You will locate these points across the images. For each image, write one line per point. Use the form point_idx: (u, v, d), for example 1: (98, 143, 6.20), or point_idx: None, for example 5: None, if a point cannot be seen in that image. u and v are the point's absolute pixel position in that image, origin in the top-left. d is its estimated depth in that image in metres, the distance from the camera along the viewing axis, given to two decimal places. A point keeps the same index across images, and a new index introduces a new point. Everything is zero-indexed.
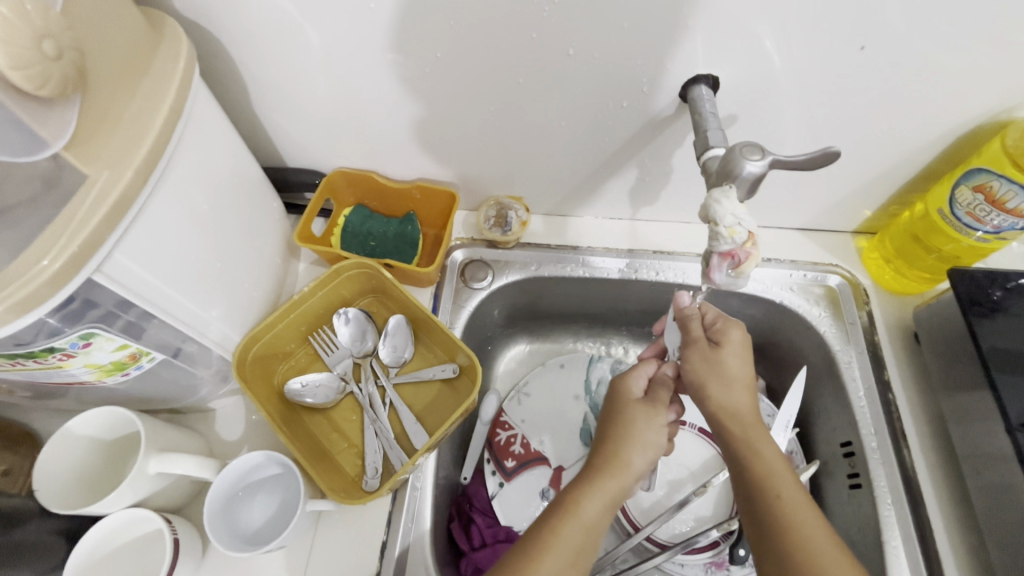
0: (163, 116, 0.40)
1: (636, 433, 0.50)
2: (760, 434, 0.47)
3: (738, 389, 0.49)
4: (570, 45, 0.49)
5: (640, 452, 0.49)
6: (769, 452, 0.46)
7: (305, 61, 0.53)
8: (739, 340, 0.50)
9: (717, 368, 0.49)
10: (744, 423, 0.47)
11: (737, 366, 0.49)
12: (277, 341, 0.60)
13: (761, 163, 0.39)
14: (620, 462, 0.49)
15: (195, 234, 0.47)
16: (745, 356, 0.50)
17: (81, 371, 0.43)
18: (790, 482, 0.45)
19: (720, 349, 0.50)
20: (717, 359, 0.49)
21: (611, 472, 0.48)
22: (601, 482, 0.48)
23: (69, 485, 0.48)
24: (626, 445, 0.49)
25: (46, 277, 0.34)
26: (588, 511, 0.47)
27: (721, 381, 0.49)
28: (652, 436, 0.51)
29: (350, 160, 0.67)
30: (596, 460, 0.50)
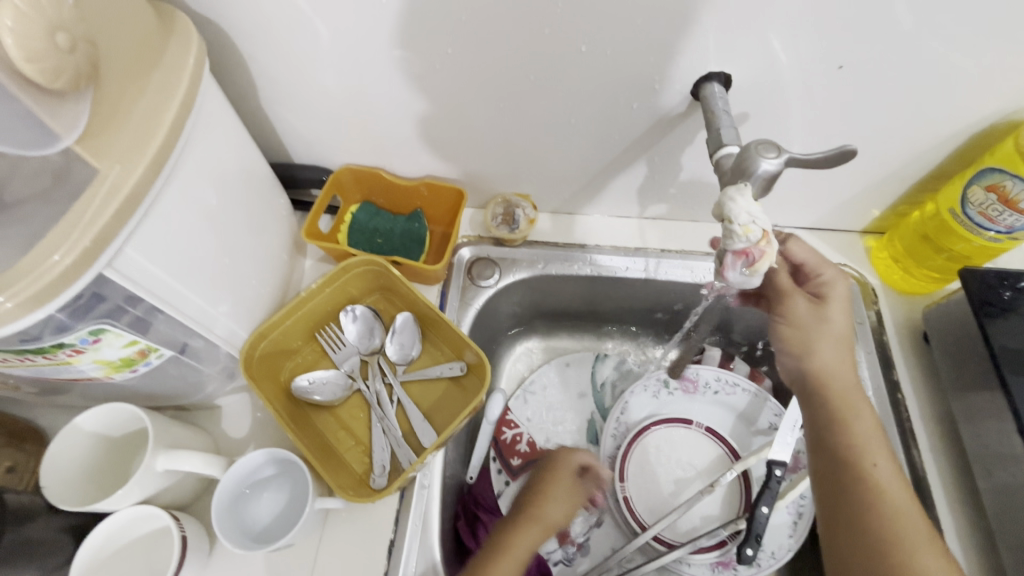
0: (173, 111, 0.40)
1: (545, 517, 0.57)
2: (858, 404, 0.49)
3: (844, 348, 0.50)
4: (582, 41, 0.49)
5: (527, 538, 0.55)
6: (865, 422, 0.49)
7: (314, 56, 0.53)
8: (843, 294, 0.52)
9: (824, 324, 0.50)
10: (840, 385, 0.49)
11: (841, 325, 0.51)
12: (284, 338, 0.59)
13: (776, 162, 0.39)
14: (515, 545, 0.54)
15: (204, 230, 0.46)
16: (846, 308, 0.51)
17: (89, 367, 0.43)
18: (882, 455, 0.48)
19: (833, 303, 0.51)
20: (825, 316, 0.51)
21: (510, 554, 0.53)
22: (504, 563, 0.52)
23: (74, 483, 0.48)
24: (527, 530, 0.56)
25: (57, 273, 0.34)
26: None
27: (826, 329, 0.50)
28: (533, 529, 0.56)
29: (357, 156, 0.67)
30: (497, 544, 0.54)
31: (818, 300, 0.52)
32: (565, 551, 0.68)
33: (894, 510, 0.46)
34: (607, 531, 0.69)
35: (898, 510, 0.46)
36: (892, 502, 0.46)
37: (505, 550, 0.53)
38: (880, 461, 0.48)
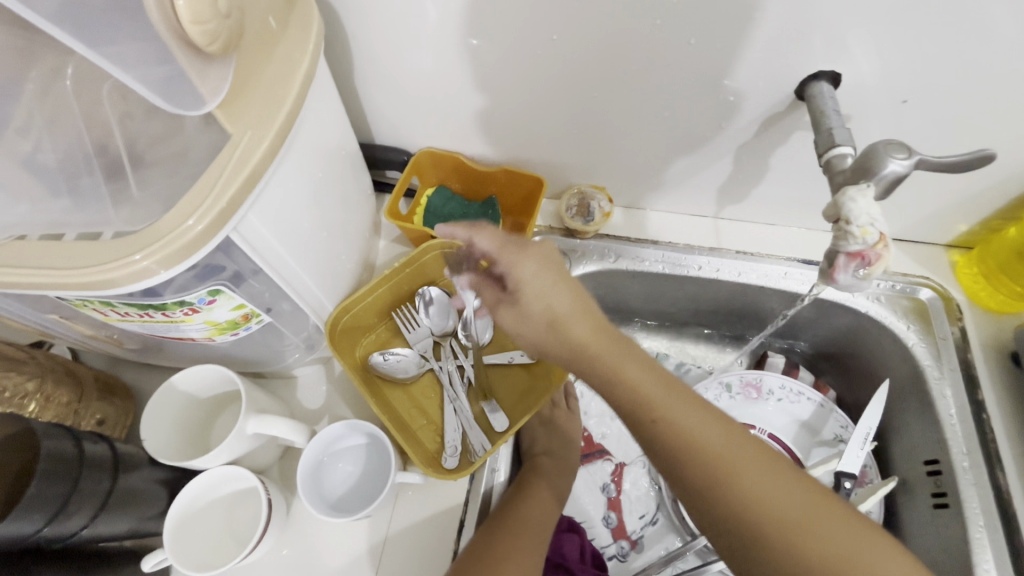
0: (298, 84, 0.41)
1: (559, 465, 0.62)
2: (626, 366, 0.40)
3: (572, 326, 0.41)
4: (691, 34, 0.48)
5: (556, 475, 0.60)
6: (689, 421, 0.38)
7: (415, 36, 0.53)
8: (539, 260, 0.44)
9: (518, 303, 0.43)
10: (608, 360, 0.40)
11: (561, 304, 0.42)
12: (364, 314, 0.60)
13: (906, 163, 0.38)
14: (538, 477, 0.58)
15: (309, 203, 0.47)
16: (554, 284, 0.43)
17: (198, 327, 0.44)
18: (743, 458, 0.38)
19: (527, 287, 0.43)
20: (523, 297, 0.43)
21: (539, 483, 0.57)
22: (533, 487, 0.56)
23: (171, 440, 0.50)
24: (546, 469, 0.60)
25: (194, 233, 0.35)
26: (535, 506, 0.54)
27: (520, 308, 0.43)
28: (560, 472, 0.61)
29: (439, 140, 0.67)
30: (524, 478, 0.58)
31: (515, 296, 0.44)
32: (619, 546, 0.68)
33: (792, 523, 0.36)
34: (663, 530, 0.69)
35: (781, 514, 0.36)
36: (786, 518, 0.36)
37: (531, 479, 0.57)
38: (745, 485, 0.37)
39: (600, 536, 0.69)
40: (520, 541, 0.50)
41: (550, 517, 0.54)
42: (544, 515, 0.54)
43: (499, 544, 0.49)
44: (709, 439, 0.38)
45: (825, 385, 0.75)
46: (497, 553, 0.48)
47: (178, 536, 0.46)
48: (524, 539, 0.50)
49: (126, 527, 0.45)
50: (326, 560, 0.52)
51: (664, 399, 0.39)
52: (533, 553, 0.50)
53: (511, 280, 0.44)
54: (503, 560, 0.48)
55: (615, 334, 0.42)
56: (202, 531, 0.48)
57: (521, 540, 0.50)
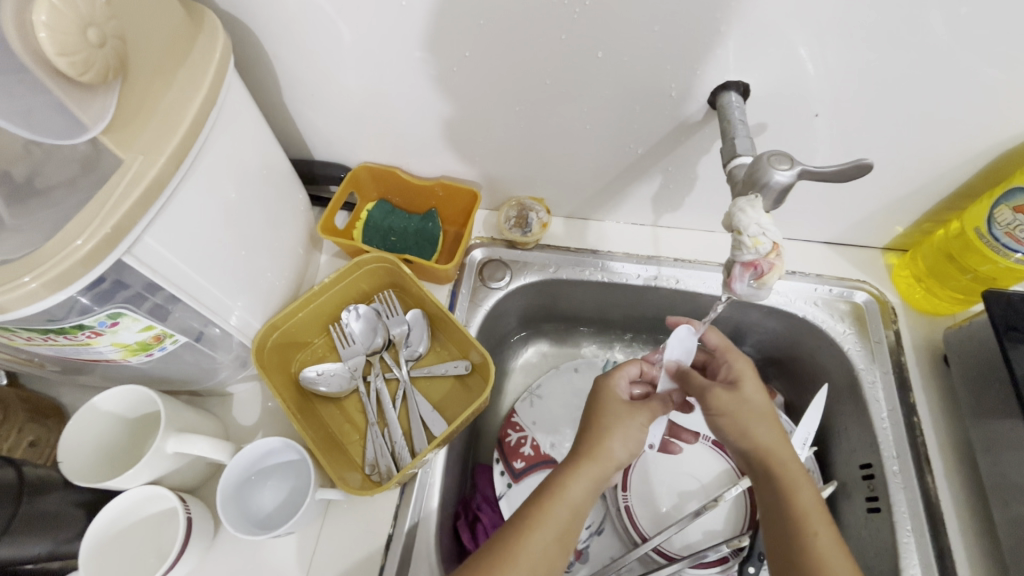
0: (197, 105, 0.41)
1: (616, 425, 0.51)
2: (789, 463, 0.48)
3: (766, 427, 0.49)
4: (600, 47, 0.49)
5: (619, 439, 0.50)
6: (806, 497, 0.46)
7: (334, 55, 0.54)
8: (752, 373, 0.54)
9: (744, 403, 0.51)
10: (781, 460, 0.48)
11: (761, 402, 0.51)
12: (296, 331, 0.61)
13: (789, 173, 0.38)
14: (596, 445, 0.49)
15: (222, 223, 0.48)
16: (762, 389, 0.52)
17: (108, 349, 0.45)
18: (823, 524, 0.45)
19: (748, 382, 0.52)
20: (740, 391, 0.51)
21: (594, 459, 0.49)
22: (582, 463, 0.49)
23: (94, 461, 0.50)
24: (607, 433, 0.50)
25: (78, 257, 0.36)
26: (574, 490, 0.48)
27: (748, 410, 0.50)
28: (626, 430, 0.51)
29: (376, 156, 0.68)
30: (580, 449, 0.50)
31: (733, 382, 0.53)
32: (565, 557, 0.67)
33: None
34: (607, 540, 0.69)
35: None
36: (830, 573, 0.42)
37: (585, 454, 0.49)
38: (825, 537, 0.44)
39: None
40: (543, 536, 0.46)
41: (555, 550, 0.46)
42: (579, 500, 0.48)
43: (516, 539, 0.45)
44: (817, 522, 0.45)
45: (772, 390, 0.75)
46: (512, 550, 0.45)
47: (95, 560, 0.46)
48: (542, 533, 0.46)
49: (43, 549, 0.45)
50: None
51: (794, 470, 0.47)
52: (559, 546, 0.46)
53: (733, 371, 0.54)
54: (517, 559, 0.44)
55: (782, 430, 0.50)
56: (120, 552, 0.48)
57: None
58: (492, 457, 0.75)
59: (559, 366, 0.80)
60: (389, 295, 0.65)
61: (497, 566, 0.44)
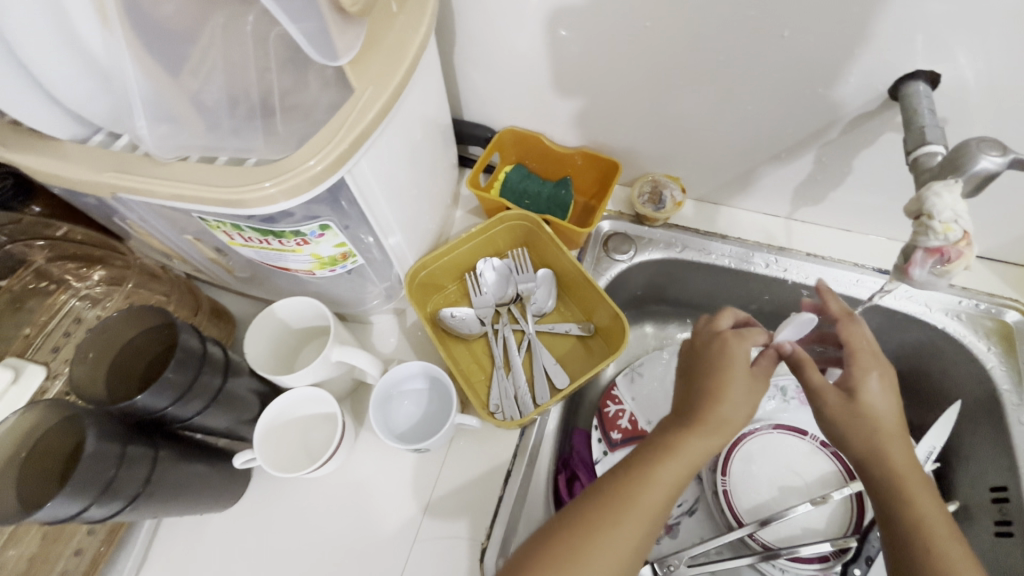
0: (413, 50, 0.45)
1: (734, 393, 0.49)
2: (910, 476, 0.46)
3: (890, 441, 0.47)
4: (785, 27, 0.49)
5: (737, 407, 0.49)
6: (926, 503, 0.45)
7: (516, 17, 0.57)
8: (880, 383, 0.49)
9: (856, 415, 0.48)
10: (899, 468, 0.47)
11: (885, 412, 0.48)
12: (437, 273, 0.66)
13: (1000, 161, 0.37)
14: (712, 411, 0.49)
15: (406, 161, 0.53)
16: (890, 397, 0.48)
17: (304, 259, 0.50)
18: (950, 538, 0.43)
19: (867, 393, 0.48)
20: (861, 400, 0.48)
21: (712, 426, 0.49)
22: (699, 427, 0.48)
23: (268, 357, 0.57)
24: (723, 402, 0.49)
25: (312, 173, 0.41)
26: (690, 453, 0.48)
27: (859, 421, 0.48)
28: (747, 398, 0.50)
29: (523, 120, 0.71)
30: (698, 411, 0.49)
31: (851, 394, 0.49)
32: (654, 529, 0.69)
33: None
34: (699, 520, 0.70)
35: None
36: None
37: (704, 420, 0.48)
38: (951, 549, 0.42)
39: None
40: (651, 493, 0.47)
41: (663, 504, 0.47)
42: (696, 457, 0.48)
43: (630, 489, 0.47)
44: (939, 535, 0.43)
45: None
46: (623, 504, 0.46)
47: (267, 443, 0.53)
48: (660, 489, 0.47)
49: (223, 424, 0.51)
50: (385, 487, 0.57)
51: (910, 473, 0.46)
52: (667, 499, 0.47)
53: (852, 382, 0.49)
54: (630, 514, 0.46)
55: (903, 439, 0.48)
56: (283, 439, 0.55)
57: (608, 533, 0.45)
58: (590, 424, 0.77)
59: (664, 347, 0.81)
60: (521, 253, 0.69)
61: (603, 519, 0.45)
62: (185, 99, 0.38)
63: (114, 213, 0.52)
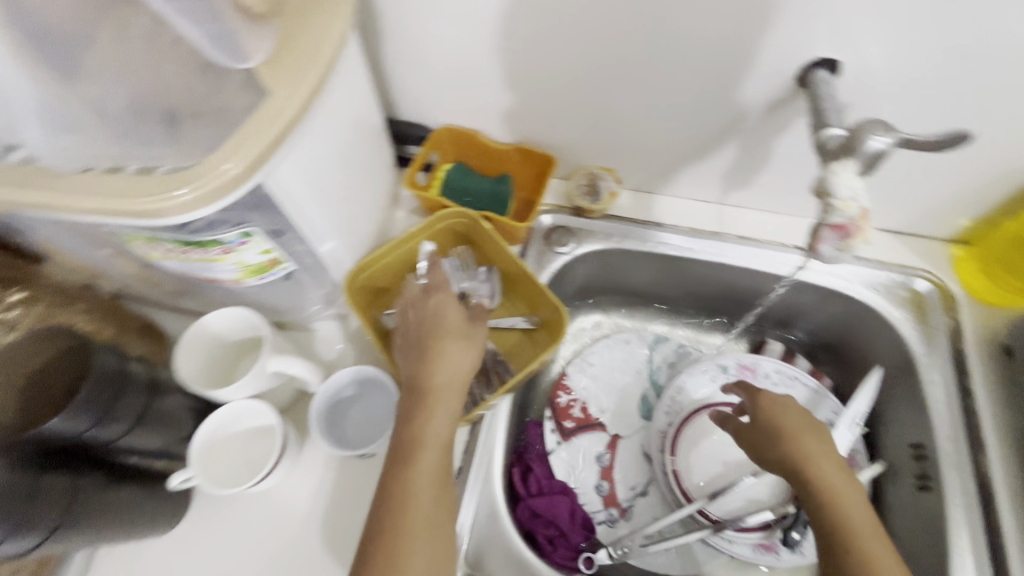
0: (330, 49, 0.45)
1: (444, 351, 0.50)
2: (823, 463, 0.49)
3: (800, 440, 0.51)
4: (696, 18, 0.51)
5: (449, 359, 0.50)
6: (842, 486, 0.48)
7: (440, 14, 0.57)
8: (776, 398, 0.55)
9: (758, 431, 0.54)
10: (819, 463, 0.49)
11: (790, 416, 0.53)
12: (378, 275, 0.65)
13: (887, 139, 0.40)
14: (423, 382, 0.49)
15: (333, 163, 0.52)
16: (793, 409, 0.53)
17: (230, 267, 0.49)
18: (865, 516, 0.47)
19: (767, 406, 0.54)
20: (763, 412, 0.54)
21: (429, 397, 0.48)
22: (429, 404, 0.48)
23: (200, 372, 0.55)
24: (434, 361, 0.50)
25: (228, 178, 0.40)
26: (434, 435, 0.47)
27: (763, 431, 0.54)
28: (455, 353, 0.50)
29: (458, 118, 0.71)
30: (417, 383, 0.49)
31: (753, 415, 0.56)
32: (609, 513, 0.72)
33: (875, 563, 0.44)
34: (652, 501, 0.72)
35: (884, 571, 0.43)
36: (869, 554, 0.44)
37: (425, 394, 0.48)
38: (857, 519, 0.46)
39: (592, 501, 0.72)
40: (420, 488, 0.45)
41: (433, 497, 0.46)
42: (442, 439, 0.48)
43: (401, 484, 0.45)
44: (854, 512, 0.47)
45: (821, 373, 0.77)
46: (403, 514, 0.44)
47: (202, 459, 0.51)
48: (424, 495, 0.46)
49: (156, 445, 0.50)
50: (332, 495, 0.56)
51: (823, 461, 0.49)
52: (438, 493, 0.46)
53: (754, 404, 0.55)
54: (409, 528, 0.44)
55: (817, 430, 0.52)
56: (221, 457, 0.52)
57: (404, 549, 0.44)
58: (544, 416, 0.78)
59: (612, 335, 0.83)
60: (464, 251, 0.69)
61: (391, 530, 0.44)
62: (86, 105, 0.38)
63: (21, 231, 0.49)
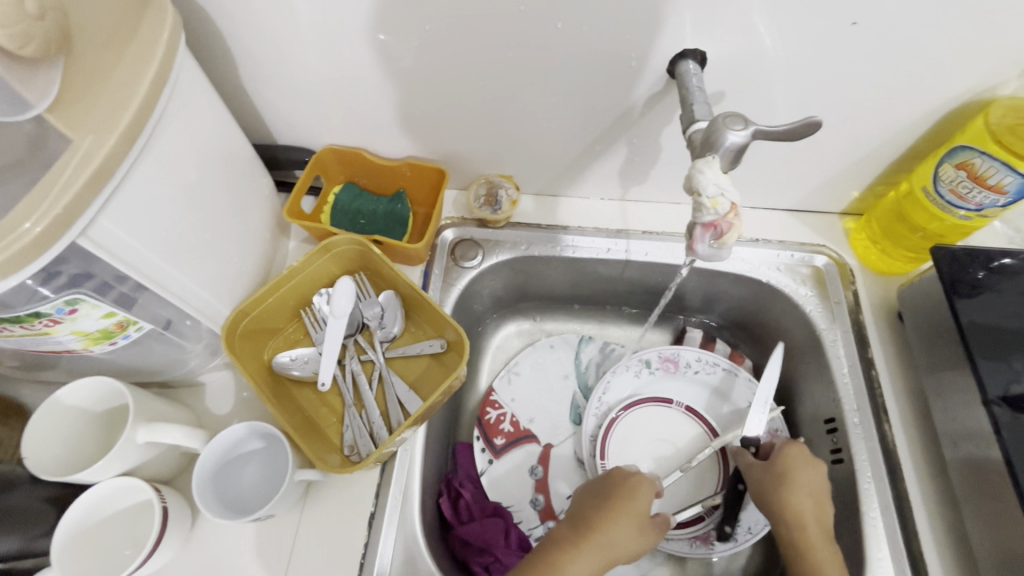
0: (147, 84, 0.40)
1: (631, 508, 0.54)
2: (804, 509, 0.54)
3: (801, 502, 0.55)
4: (559, 18, 0.49)
5: (632, 523, 0.53)
6: (817, 540, 0.53)
7: (293, 31, 0.53)
8: (798, 450, 0.59)
9: (767, 474, 0.58)
10: (808, 514, 0.54)
11: (805, 478, 0.56)
12: (266, 316, 0.60)
13: (743, 134, 0.39)
14: (600, 527, 0.52)
15: (182, 207, 0.47)
16: (808, 464, 0.58)
17: (69, 338, 0.43)
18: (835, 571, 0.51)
19: (788, 463, 0.58)
20: (780, 469, 0.58)
21: (592, 541, 0.51)
22: (587, 545, 0.51)
23: (61, 454, 0.49)
24: (616, 512, 0.54)
25: (28, 240, 0.34)
26: (574, 571, 0.49)
27: (772, 477, 0.58)
28: (636, 520, 0.54)
29: (341, 137, 0.67)
30: (582, 529, 0.52)
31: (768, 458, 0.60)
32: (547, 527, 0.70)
33: None
34: None
35: None
36: None
37: (591, 535, 0.52)
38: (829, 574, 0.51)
39: (528, 519, 0.70)
40: None
41: None
42: None
43: None
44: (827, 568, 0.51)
45: (741, 355, 0.77)
46: None
47: (67, 552, 0.46)
48: None
49: (13, 546, 0.44)
50: (234, 564, 0.52)
51: (810, 516, 0.54)
52: None
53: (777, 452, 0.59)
54: None
55: (820, 480, 0.57)
56: (93, 544, 0.47)
57: None
58: (472, 435, 0.75)
59: (535, 343, 0.81)
60: (361, 278, 0.64)
61: None
62: None
63: None
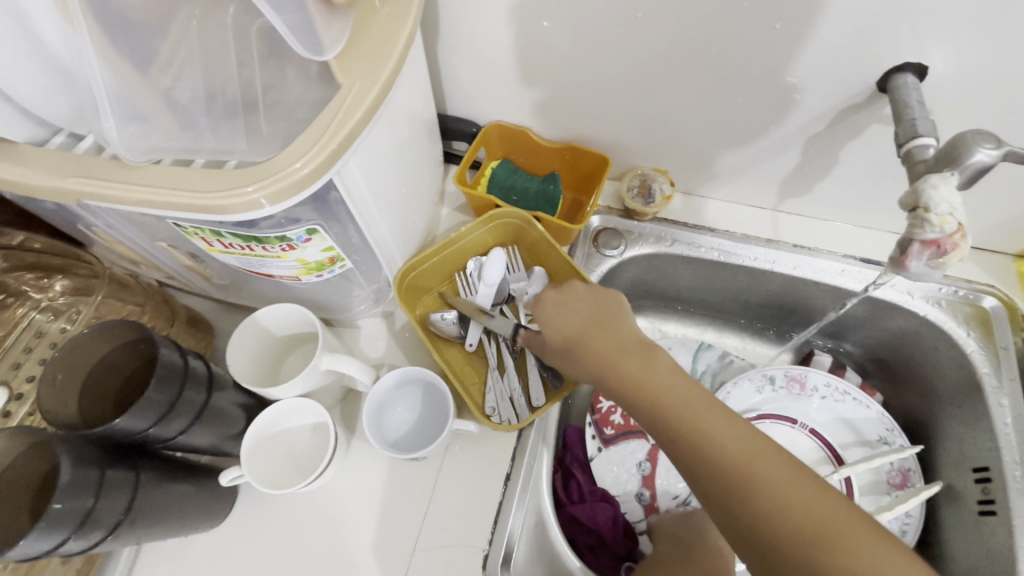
0: (403, 40, 0.43)
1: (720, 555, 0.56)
2: (664, 380, 0.44)
3: (634, 368, 0.46)
4: (780, 18, 0.48)
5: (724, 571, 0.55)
6: (709, 418, 0.42)
7: (503, 9, 0.55)
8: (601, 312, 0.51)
9: (598, 356, 0.48)
10: (664, 388, 0.44)
11: (627, 344, 0.47)
12: (427, 274, 0.64)
13: (995, 152, 0.38)
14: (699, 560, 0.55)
15: (393, 160, 0.51)
16: (618, 326, 0.49)
17: (290, 264, 0.48)
18: (752, 447, 0.40)
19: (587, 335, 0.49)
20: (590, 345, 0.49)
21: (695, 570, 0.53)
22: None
23: (251, 368, 0.55)
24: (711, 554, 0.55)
25: (299, 176, 0.38)
26: None
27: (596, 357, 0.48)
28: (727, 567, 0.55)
29: (510, 115, 0.70)
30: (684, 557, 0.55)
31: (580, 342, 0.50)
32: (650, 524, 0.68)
33: (778, 505, 0.37)
34: None
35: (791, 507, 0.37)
36: (763, 485, 0.38)
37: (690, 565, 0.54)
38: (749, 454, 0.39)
39: (633, 510, 0.69)
40: None
41: None
42: None
43: None
44: (740, 448, 0.40)
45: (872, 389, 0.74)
46: None
47: (254, 457, 0.51)
48: None
49: (209, 441, 0.49)
50: (382, 495, 0.56)
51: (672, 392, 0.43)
52: None
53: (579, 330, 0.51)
54: None
55: (641, 349, 0.47)
56: (269, 455, 0.52)
57: None
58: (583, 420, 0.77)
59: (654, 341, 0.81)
60: (513, 250, 0.67)
61: None
62: (157, 97, 0.36)
63: (79, 221, 0.48)
